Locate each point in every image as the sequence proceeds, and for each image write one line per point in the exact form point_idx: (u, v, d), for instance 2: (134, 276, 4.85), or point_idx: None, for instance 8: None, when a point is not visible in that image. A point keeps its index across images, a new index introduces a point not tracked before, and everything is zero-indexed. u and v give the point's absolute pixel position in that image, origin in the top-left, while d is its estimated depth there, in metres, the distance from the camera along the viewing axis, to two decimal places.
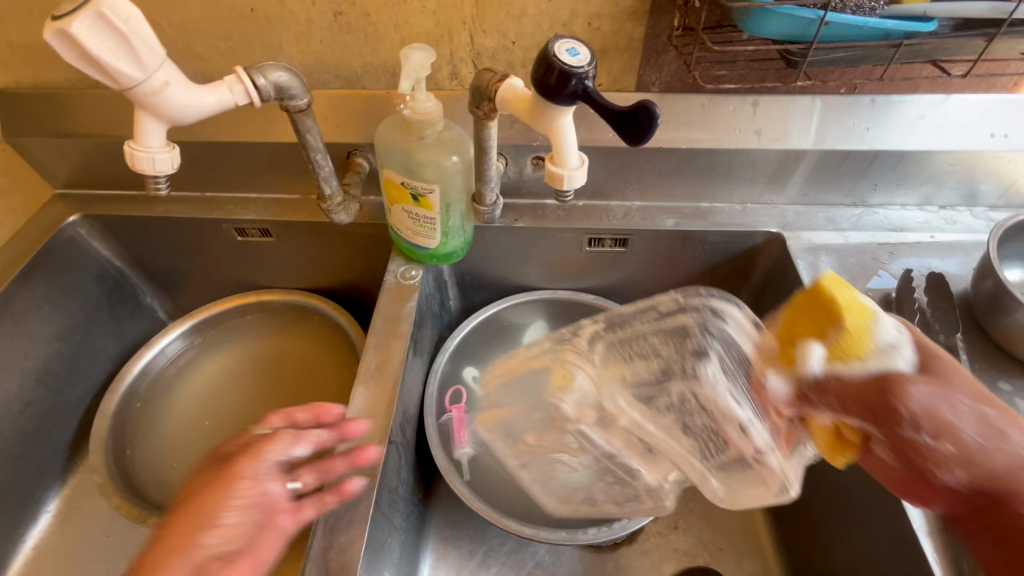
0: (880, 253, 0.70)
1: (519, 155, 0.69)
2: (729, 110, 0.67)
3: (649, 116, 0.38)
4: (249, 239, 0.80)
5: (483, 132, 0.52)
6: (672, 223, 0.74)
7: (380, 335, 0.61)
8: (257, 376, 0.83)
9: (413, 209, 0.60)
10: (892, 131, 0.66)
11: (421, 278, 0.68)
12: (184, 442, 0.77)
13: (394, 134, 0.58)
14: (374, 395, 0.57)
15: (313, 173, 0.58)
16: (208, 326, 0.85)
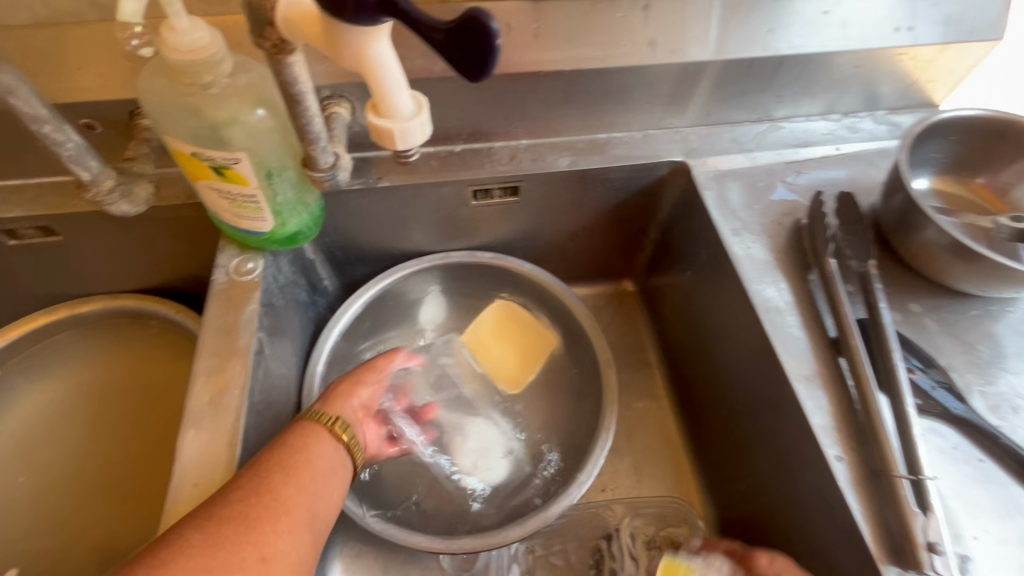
0: (787, 173, 0.64)
1: (366, 96, 0.53)
2: (617, 18, 0.54)
3: (486, 31, 0.26)
4: (27, 241, 0.60)
5: (284, 71, 0.37)
6: (566, 161, 0.63)
7: (213, 356, 0.48)
8: (88, 410, 0.64)
9: (223, 186, 0.45)
10: (797, 31, 0.58)
11: (262, 270, 0.53)
12: (5, 511, 0.58)
13: (163, 86, 0.41)
14: (210, 437, 0.44)
15: (53, 153, 0.42)
16: (8, 356, 0.65)
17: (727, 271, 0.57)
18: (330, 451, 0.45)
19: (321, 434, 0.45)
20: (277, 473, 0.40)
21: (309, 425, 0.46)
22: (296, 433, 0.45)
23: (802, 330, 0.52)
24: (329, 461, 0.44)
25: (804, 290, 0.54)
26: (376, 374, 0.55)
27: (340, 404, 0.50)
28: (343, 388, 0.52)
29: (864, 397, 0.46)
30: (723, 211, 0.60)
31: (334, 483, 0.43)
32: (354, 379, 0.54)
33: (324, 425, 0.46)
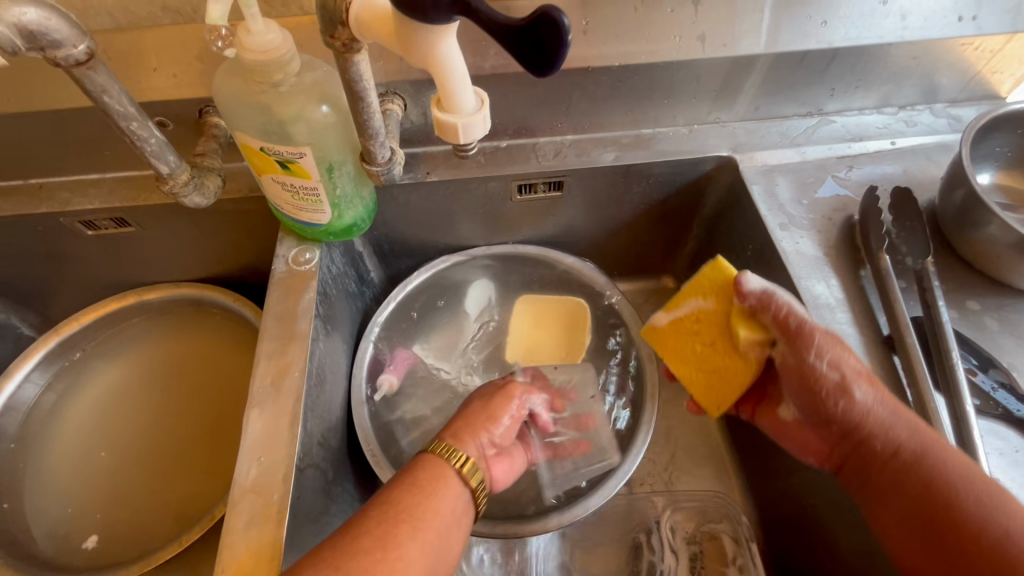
0: (838, 168, 0.63)
1: (419, 92, 0.55)
2: (667, 12, 0.55)
3: (554, 28, 0.28)
4: (103, 231, 0.64)
5: (349, 69, 0.39)
6: (611, 156, 0.63)
7: (274, 341, 0.51)
8: (156, 390, 0.69)
9: (287, 180, 0.47)
10: (853, 22, 0.57)
11: (319, 260, 0.56)
12: (83, 480, 0.64)
13: (235, 85, 0.44)
14: (274, 416, 0.47)
15: (136, 149, 0.45)
16: (84, 339, 0.70)
17: (775, 266, 0.57)
18: (454, 498, 0.42)
19: (451, 477, 0.43)
20: (401, 522, 0.39)
21: (435, 465, 0.44)
22: (424, 475, 0.43)
23: (854, 327, 0.51)
24: (451, 514, 0.41)
25: (855, 287, 0.53)
26: (513, 404, 0.53)
27: (475, 436, 0.49)
28: (473, 420, 0.50)
29: (920, 396, 0.45)
30: (771, 206, 0.59)
31: (456, 537, 0.41)
32: (488, 407, 0.52)
33: (452, 468, 0.44)
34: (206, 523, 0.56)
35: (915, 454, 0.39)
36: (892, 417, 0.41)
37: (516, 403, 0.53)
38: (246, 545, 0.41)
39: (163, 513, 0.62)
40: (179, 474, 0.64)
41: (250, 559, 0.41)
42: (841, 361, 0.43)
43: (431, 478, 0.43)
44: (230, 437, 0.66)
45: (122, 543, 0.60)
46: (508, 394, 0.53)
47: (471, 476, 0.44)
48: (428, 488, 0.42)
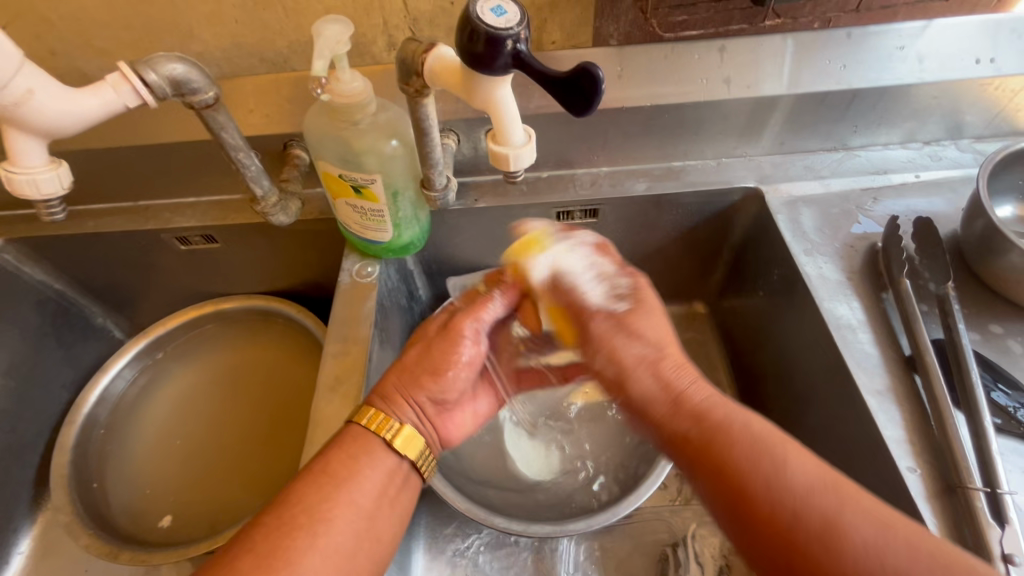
0: (862, 199, 0.66)
1: (472, 129, 0.63)
2: (695, 59, 0.61)
3: (593, 78, 0.34)
4: (193, 247, 0.74)
5: (419, 110, 0.47)
6: (643, 187, 0.69)
7: (339, 342, 0.57)
8: (227, 391, 0.76)
9: (358, 203, 0.55)
10: (870, 66, 0.61)
11: (378, 273, 0.63)
12: (156, 466, 0.71)
13: (322, 123, 0.52)
14: (338, 408, 0.53)
15: (240, 174, 0.54)
16: (169, 341, 0.79)
17: (800, 289, 0.60)
18: (375, 467, 0.45)
19: (377, 445, 0.46)
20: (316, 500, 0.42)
21: (356, 434, 0.46)
22: (341, 454, 0.45)
23: (875, 347, 0.54)
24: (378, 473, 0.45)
25: (877, 310, 0.56)
26: (455, 343, 0.52)
27: (411, 391, 0.50)
28: (418, 370, 0.51)
29: (940, 413, 0.47)
30: (796, 233, 0.63)
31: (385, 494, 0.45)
32: (434, 356, 0.52)
33: (377, 439, 0.46)
34: None
35: (721, 427, 0.41)
36: (679, 399, 0.44)
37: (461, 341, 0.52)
38: None
39: (226, 501, 0.68)
40: (235, 471, 0.70)
41: None
42: (615, 352, 0.47)
43: (352, 442, 0.46)
44: (286, 440, 0.72)
45: (189, 527, 0.66)
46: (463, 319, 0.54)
47: (393, 436, 0.46)
48: (351, 447, 0.45)
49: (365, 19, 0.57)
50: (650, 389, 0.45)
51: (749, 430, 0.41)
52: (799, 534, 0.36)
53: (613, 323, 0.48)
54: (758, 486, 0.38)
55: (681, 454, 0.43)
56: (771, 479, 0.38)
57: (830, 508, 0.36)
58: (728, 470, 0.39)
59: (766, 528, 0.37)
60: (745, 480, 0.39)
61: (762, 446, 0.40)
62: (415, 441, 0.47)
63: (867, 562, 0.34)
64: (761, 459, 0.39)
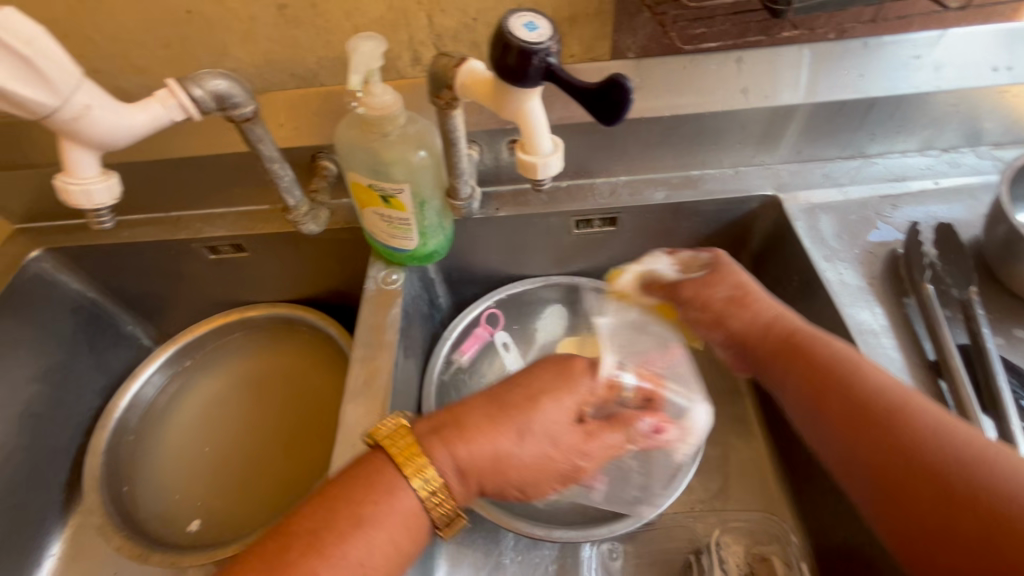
0: (882, 207, 0.66)
1: (494, 140, 0.64)
2: (712, 70, 0.62)
3: (621, 90, 0.36)
4: (222, 256, 0.76)
5: (447, 122, 0.48)
6: (662, 195, 0.70)
7: (366, 348, 0.59)
8: (252, 397, 0.78)
9: (386, 212, 0.57)
10: (887, 75, 0.62)
11: (403, 281, 0.64)
12: (183, 471, 0.73)
13: (353, 135, 0.54)
14: (366, 411, 0.54)
15: (273, 184, 0.57)
16: (196, 348, 0.81)
17: (820, 295, 0.60)
18: (396, 500, 0.44)
19: (399, 480, 0.44)
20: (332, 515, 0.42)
21: (384, 460, 0.45)
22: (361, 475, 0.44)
23: (899, 353, 0.54)
24: (393, 511, 0.43)
25: (900, 315, 0.56)
26: (510, 436, 0.47)
27: (455, 475, 0.46)
28: (468, 454, 0.46)
29: (966, 418, 0.48)
30: (815, 240, 0.64)
31: (396, 532, 0.43)
32: (484, 444, 0.47)
33: (398, 471, 0.45)
34: None
35: (850, 373, 0.45)
36: (848, 357, 0.46)
37: (517, 441, 0.48)
38: None
39: (254, 504, 0.70)
40: (261, 475, 0.72)
41: None
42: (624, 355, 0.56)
43: (374, 476, 0.44)
44: (311, 444, 0.73)
45: (219, 529, 0.68)
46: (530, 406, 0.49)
47: (417, 477, 0.44)
48: (371, 481, 0.44)
49: (392, 35, 0.59)
50: (744, 322, 0.55)
51: (881, 385, 0.44)
52: (957, 481, 0.37)
53: (696, 286, 0.59)
54: (903, 431, 0.41)
55: (785, 376, 0.49)
56: (929, 437, 0.40)
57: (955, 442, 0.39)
58: (896, 446, 0.40)
59: (932, 500, 0.38)
60: (908, 430, 0.40)
61: (904, 407, 0.42)
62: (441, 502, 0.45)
63: (977, 468, 0.37)
64: (950, 432, 0.39)
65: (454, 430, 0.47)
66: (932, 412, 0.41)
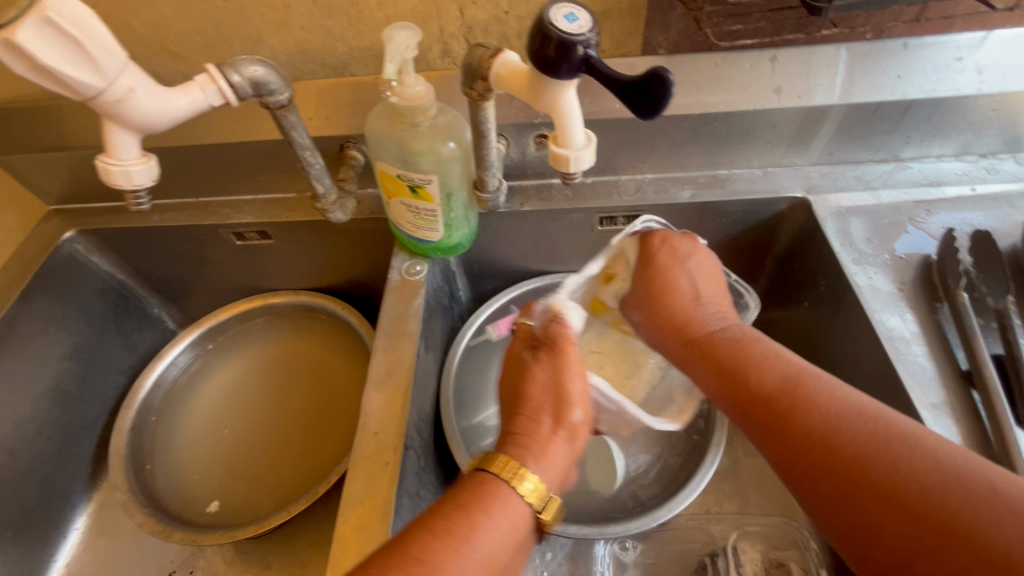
0: (915, 212, 0.65)
1: (521, 134, 0.64)
2: (745, 68, 0.61)
3: (663, 83, 0.36)
4: (249, 242, 0.77)
5: (479, 113, 0.49)
6: (688, 194, 0.69)
7: (388, 337, 0.59)
8: (273, 383, 0.79)
9: (413, 202, 0.57)
10: (926, 76, 0.60)
11: (426, 272, 0.65)
12: (206, 452, 0.74)
13: (384, 124, 0.54)
14: (387, 400, 0.55)
15: (304, 172, 0.57)
16: (219, 332, 0.82)
17: (849, 300, 0.59)
18: (507, 509, 0.43)
19: (507, 491, 0.44)
20: (443, 553, 0.39)
21: (487, 484, 0.44)
22: (471, 498, 0.43)
23: (930, 360, 0.53)
24: (508, 524, 0.42)
25: (932, 322, 0.55)
26: (565, 427, 0.48)
27: (556, 481, 0.46)
28: (547, 464, 0.46)
29: (1002, 429, 0.47)
30: (845, 244, 0.63)
31: (508, 549, 0.42)
32: (558, 442, 0.48)
33: (506, 484, 0.44)
34: (305, 501, 0.61)
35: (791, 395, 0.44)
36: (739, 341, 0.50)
37: (572, 428, 0.49)
38: (361, 503, 0.49)
39: (276, 487, 0.71)
40: (279, 461, 0.72)
41: (365, 515, 0.48)
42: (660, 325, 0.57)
43: (484, 503, 0.42)
44: (329, 433, 0.74)
45: (241, 511, 0.69)
46: (551, 398, 0.50)
47: (522, 485, 0.44)
48: (484, 506, 0.42)
49: (424, 27, 0.59)
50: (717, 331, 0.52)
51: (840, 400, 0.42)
52: (910, 480, 0.37)
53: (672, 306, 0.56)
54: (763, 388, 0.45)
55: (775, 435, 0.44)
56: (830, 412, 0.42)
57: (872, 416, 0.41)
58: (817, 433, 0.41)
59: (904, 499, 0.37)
60: (784, 400, 0.44)
61: (791, 378, 0.45)
62: (554, 505, 0.45)
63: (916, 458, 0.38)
64: (868, 417, 0.41)
65: (529, 441, 0.47)
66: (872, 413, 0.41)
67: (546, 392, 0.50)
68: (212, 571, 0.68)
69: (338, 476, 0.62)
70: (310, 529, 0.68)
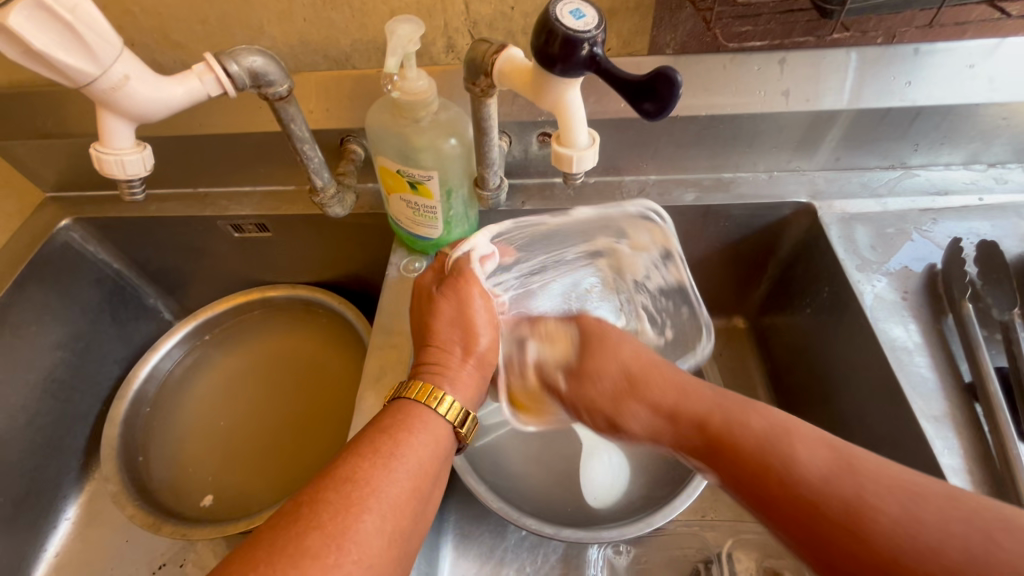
0: (921, 220, 0.64)
1: (524, 132, 0.64)
2: (753, 71, 0.60)
3: (669, 84, 0.36)
4: (246, 235, 0.77)
5: (482, 110, 0.48)
6: (692, 197, 0.68)
7: (385, 334, 0.58)
8: (268, 377, 0.79)
9: (412, 198, 0.56)
10: (937, 83, 0.60)
11: (425, 269, 0.64)
12: (200, 445, 0.73)
13: (385, 118, 0.53)
14: (381, 398, 0.54)
15: (303, 165, 0.57)
16: (216, 324, 0.81)
17: (851, 308, 0.58)
18: (428, 424, 0.44)
19: (421, 408, 0.45)
20: (369, 468, 0.39)
21: (405, 406, 0.45)
22: (393, 422, 0.44)
23: (933, 371, 0.52)
24: (432, 434, 0.44)
25: (936, 333, 0.55)
26: (472, 353, 0.51)
27: (467, 398, 0.48)
28: (459, 385, 0.49)
29: (1004, 442, 0.46)
30: (850, 251, 0.62)
31: (433, 456, 0.43)
32: (471, 370, 0.50)
33: (423, 404, 0.45)
34: None
35: (729, 420, 0.43)
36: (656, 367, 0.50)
37: (481, 356, 0.51)
38: None
39: (269, 482, 0.70)
40: (271, 458, 0.72)
41: None
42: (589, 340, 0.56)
43: (405, 421, 0.44)
44: (324, 431, 0.73)
45: (233, 505, 0.68)
46: (458, 329, 0.51)
47: (437, 403, 0.45)
48: (408, 424, 0.43)
49: (428, 21, 0.59)
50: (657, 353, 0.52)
51: (771, 431, 0.41)
52: (844, 511, 0.34)
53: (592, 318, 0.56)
54: (765, 460, 0.39)
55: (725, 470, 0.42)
56: (768, 448, 0.39)
57: (793, 444, 0.39)
58: (767, 470, 0.39)
59: (860, 545, 0.33)
60: (756, 445, 0.40)
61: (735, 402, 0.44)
62: (468, 420, 0.47)
63: (862, 489, 0.35)
64: (790, 439, 0.39)
65: (441, 367, 0.49)
66: (777, 426, 0.41)
67: (453, 324, 0.51)
68: (203, 565, 0.67)
69: None
70: None
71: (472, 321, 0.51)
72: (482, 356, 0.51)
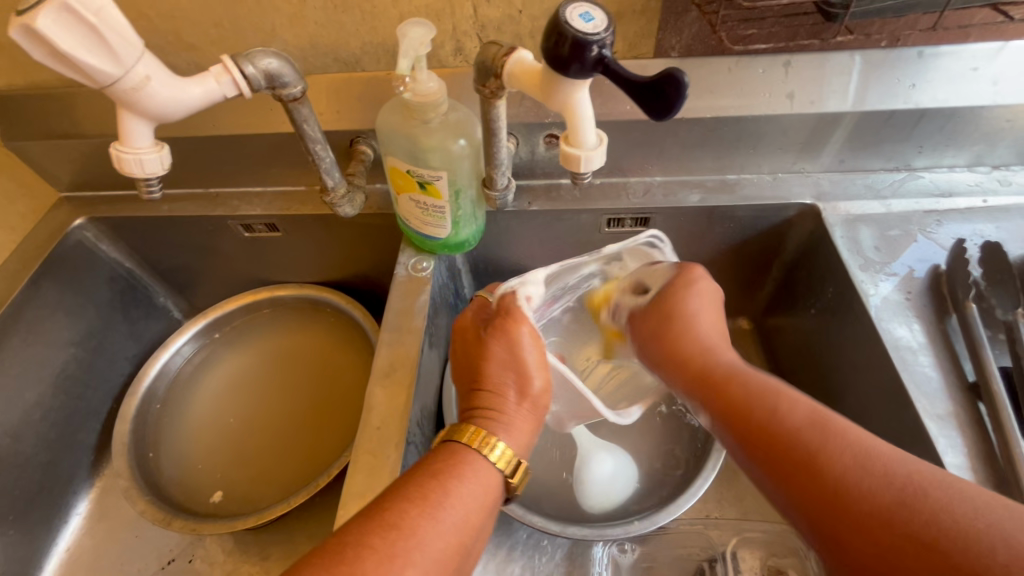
0: (925, 222, 0.64)
1: (531, 134, 0.64)
2: (759, 74, 0.61)
3: (677, 85, 0.36)
4: (256, 234, 0.78)
5: (491, 111, 0.49)
6: (697, 198, 0.69)
7: (393, 332, 0.59)
8: (276, 375, 0.79)
9: (421, 198, 0.57)
10: (941, 86, 0.60)
11: (433, 269, 0.65)
12: (209, 442, 0.74)
13: (395, 119, 0.54)
14: (390, 395, 0.55)
15: (314, 165, 0.58)
16: (225, 323, 0.82)
17: (856, 308, 0.59)
18: (478, 473, 0.44)
19: (473, 454, 0.45)
20: (416, 516, 0.39)
21: (455, 451, 0.45)
22: (441, 467, 0.44)
23: (937, 370, 0.52)
24: (482, 484, 0.44)
25: (940, 333, 0.55)
26: (525, 395, 0.50)
27: (518, 444, 0.48)
28: (513, 430, 0.48)
29: (1008, 440, 0.47)
30: (855, 252, 0.62)
31: (483, 508, 0.43)
32: (525, 414, 0.50)
33: (473, 451, 0.45)
34: (304, 494, 0.61)
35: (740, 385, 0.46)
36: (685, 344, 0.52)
37: (534, 398, 0.50)
38: (363, 497, 0.49)
39: (277, 479, 0.71)
40: (281, 455, 0.73)
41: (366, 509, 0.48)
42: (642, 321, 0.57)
43: (456, 468, 0.44)
44: (331, 429, 0.74)
45: (242, 501, 0.69)
46: (511, 371, 0.50)
47: (488, 449, 0.45)
48: (457, 471, 0.43)
49: (438, 24, 0.60)
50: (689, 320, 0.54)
51: (776, 405, 0.43)
52: (884, 504, 0.35)
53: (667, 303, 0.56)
54: (775, 433, 0.41)
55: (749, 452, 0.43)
56: (788, 425, 0.41)
57: (816, 420, 0.41)
58: (789, 451, 0.40)
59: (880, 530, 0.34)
60: (787, 430, 0.41)
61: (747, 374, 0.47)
62: (519, 469, 0.46)
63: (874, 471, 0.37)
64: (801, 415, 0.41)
65: (495, 413, 0.49)
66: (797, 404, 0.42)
67: (506, 366, 0.50)
68: (212, 560, 0.68)
69: (338, 470, 0.62)
70: (312, 521, 0.68)
71: (520, 355, 0.51)
72: (531, 395, 0.50)
